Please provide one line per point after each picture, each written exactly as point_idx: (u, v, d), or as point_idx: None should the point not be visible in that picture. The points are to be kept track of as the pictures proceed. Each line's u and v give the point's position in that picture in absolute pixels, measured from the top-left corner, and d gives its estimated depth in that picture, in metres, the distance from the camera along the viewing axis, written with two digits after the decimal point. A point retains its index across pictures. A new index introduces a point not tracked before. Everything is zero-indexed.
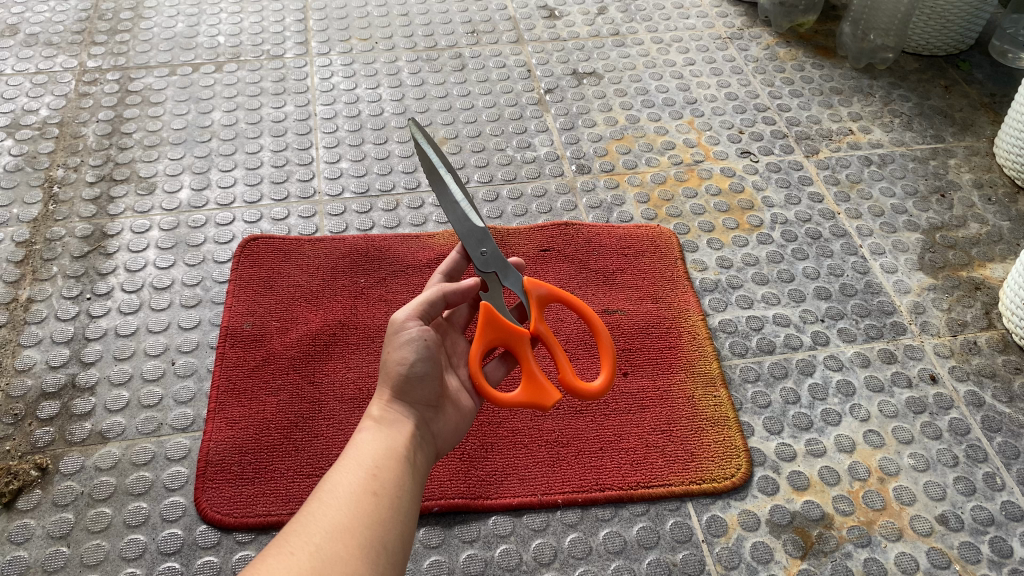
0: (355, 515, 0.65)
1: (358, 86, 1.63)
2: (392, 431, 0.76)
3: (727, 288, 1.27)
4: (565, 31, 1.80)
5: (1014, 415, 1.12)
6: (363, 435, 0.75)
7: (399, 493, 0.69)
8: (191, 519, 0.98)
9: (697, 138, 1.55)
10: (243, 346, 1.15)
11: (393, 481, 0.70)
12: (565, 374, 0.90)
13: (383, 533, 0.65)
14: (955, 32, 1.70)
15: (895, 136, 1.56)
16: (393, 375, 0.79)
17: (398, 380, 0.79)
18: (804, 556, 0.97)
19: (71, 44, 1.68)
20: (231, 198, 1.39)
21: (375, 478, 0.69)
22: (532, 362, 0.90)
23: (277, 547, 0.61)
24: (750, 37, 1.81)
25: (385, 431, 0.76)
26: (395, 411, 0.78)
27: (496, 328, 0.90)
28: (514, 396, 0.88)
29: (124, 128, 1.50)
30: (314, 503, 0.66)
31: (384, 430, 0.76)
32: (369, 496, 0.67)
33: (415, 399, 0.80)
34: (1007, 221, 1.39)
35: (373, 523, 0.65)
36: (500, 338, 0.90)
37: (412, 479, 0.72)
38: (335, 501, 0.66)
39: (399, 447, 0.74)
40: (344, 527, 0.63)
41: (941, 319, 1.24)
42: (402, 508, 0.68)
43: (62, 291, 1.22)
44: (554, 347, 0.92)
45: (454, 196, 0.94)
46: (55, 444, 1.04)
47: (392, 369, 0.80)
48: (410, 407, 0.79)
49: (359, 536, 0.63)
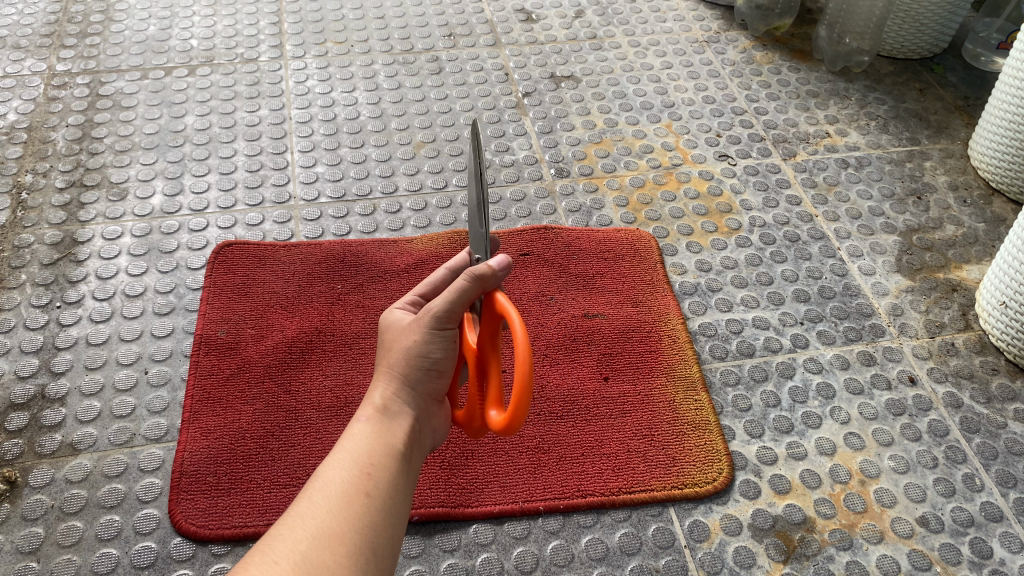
0: (344, 518, 0.61)
1: (334, 89, 1.61)
2: (392, 425, 0.71)
3: (707, 291, 1.27)
4: (543, 34, 1.80)
5: (993, 415, 1.13)
6: (362, 423, 0.70)
7: (393, 492, 0.65)
8: (166, 532, 0.96)
9: (675, 142, 1.54)
10: (217, 354, 1.13)
11: (388, 480, 0.66)
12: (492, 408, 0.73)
13: (373, 539, 0.61)
14: (929, 36, 1.71)
15: (871, 138, 1.57)
16: (409, 363, 0.74)
17: (413, 370, 0.74)
18: (787, 560, 0.97)
19: (39, 47, 1.65)
20: (205, 203, 1.36)
21: (369, 477, 0.65)
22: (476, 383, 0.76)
23: (261, 554, 0.57)
24: (726, 40, 1.81)
25: (386, 422, 0.71)
26: (399, 403, 0.73)
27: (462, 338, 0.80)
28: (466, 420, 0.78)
29: (94, 132, 1.47)
30: (302, 502, 0.62)
31: (385, 422, 0.71)
32: (360, 496, 0.63)
33: (421, 391, 0.75)
34: (982, 223, 1.40)
35: (363, 527, 0.61)
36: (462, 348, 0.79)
37: (407, 479, 0.68)
38: (324, 503, 0.62)
39: (397, 443, 0.70)
40: (332, 532, 0.60)
41: (919, 320, 1.24)
42: (393, 510, 0.64)
43: (31, 299, 1.19)
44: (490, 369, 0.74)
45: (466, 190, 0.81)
46: (25, 456, 1.01)
47: (408, 355, 0.74)
48: (416, 398, 0.75)
49: (347, 540, 0.59)
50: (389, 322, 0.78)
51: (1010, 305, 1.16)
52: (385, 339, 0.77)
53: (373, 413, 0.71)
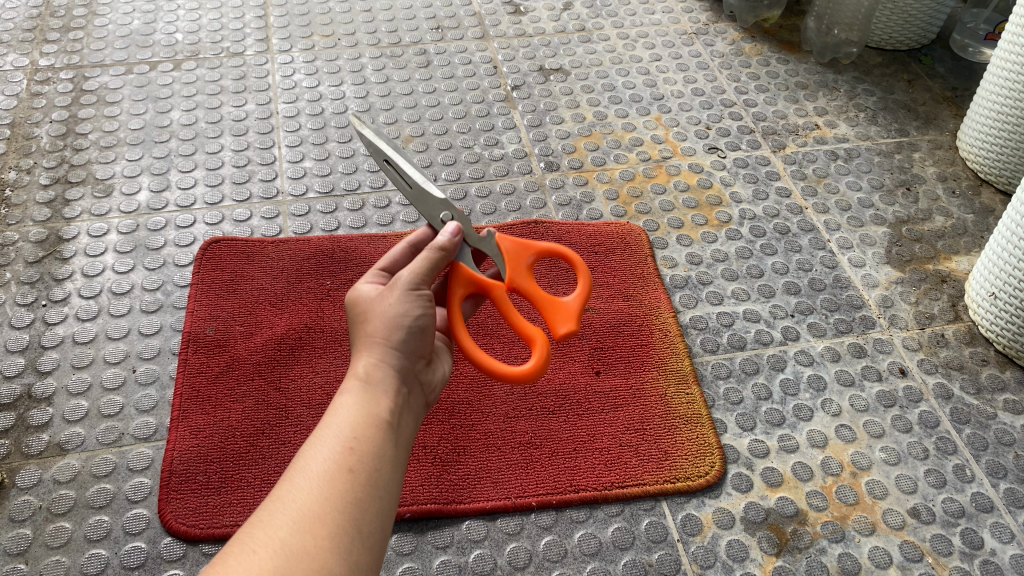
0: (327, 498, 0.59)
1: (321, 83, 1.60)
2: (378, 392, 0.69)
3: (697, 285, 1.27)
4: (531, 26, 1.79)
5: (982, 406, 1.13)
6: (347, 394, 0.68)
7: (378, 464, 0.63)
8: (156, 532, 0.95)
9: (665, 134, 1.54)
10: (206, 352, 1.12)
11: (373, 452, 0.64)
12: (546, 306, 0.92)
13: (359, 519, 0.59)
14: (918, 26, 1.71)
15: (861, 130, 1.57)
16: (389, 326, 0.74)
17: (395, 332, 0.74)
18: (779, 553, 0.97)
19: (22, 42, 1.63)
20: (192, 199, 1.35)
21: (352, 450, 0.63)
22: (537, 290, 0.92)
23: (241, 545, 0.55)
24: (715, 32, 1.81)
25: (371, 390, 0.69)
26: (384, 367, 0.71)
27: (515, 245, 0.93)
28: (569, 304, 0.91)
29: (79, 128, 1.46)
30: (284, 485, 0.60)
31: (370, 390, 0.69)
32: (344, 472, 0.61)
33: (405, 351, 0.74)
34: (971, 214, 1.41)
35: (348, 505, 0.59)
36: (523, 254, 0.93)
37: (394, 448, 0.66)
38: (308, 485, 0.60)
39: (383, 411, 0.68)
40: (314, 515, 0.58)
41: (908, 312, 1.25)
42: (380, 482, 0.62)
43: (16, 298, 1.18)
44: (511, 314, 0.88)
45: (417, 178, 0.89)
46: (11, 457, 1.00)
47: (387, 317, 0.74)
48: (401, 359, 0.73)
49: (330, 522, 0.57)
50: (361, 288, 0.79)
51: (1000, 296, 1.16)
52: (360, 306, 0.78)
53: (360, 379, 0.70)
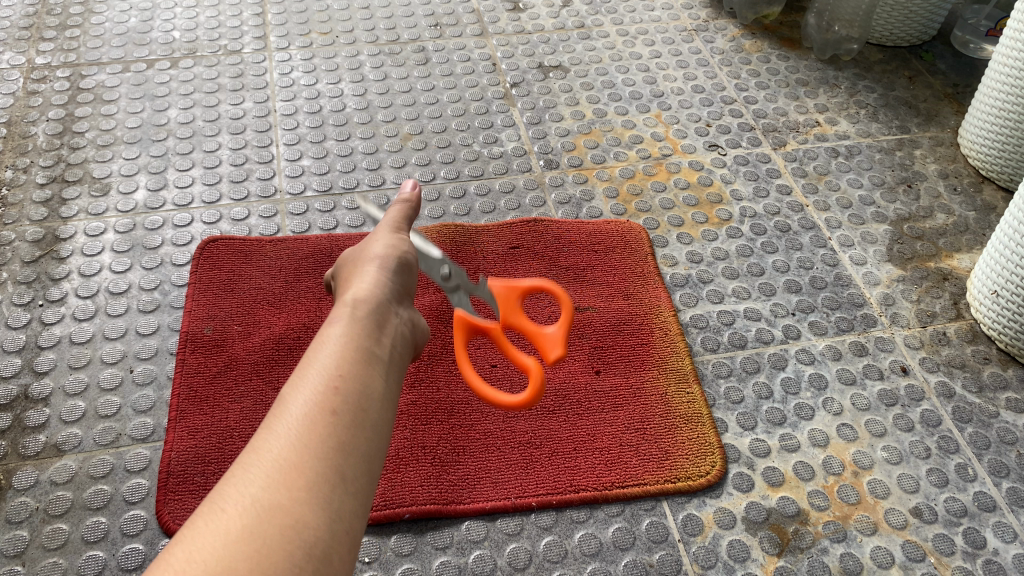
0: (307, 443, 0.52)
1: (319, 81, 1.59)
2: (363, 334, 0.63)
3: (698, 283, 1.26)
4: (530, 23, 1.78)
5: (984, 405, 1.12)
6: (330, 337, 0.62)
7: (364, 403, 0.56)
8: (153, 534, 0.94)
9: (665, 132, 1.53)
10: (204, 352, 1.11)
11: (359, 390, 0.57)
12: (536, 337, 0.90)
13: (345, 464, 0.52)
14: (919, 23, 1.71)
15: (861, 127, 1.56)
16: (364, 289, 0.70)
17: (374, 294, 0.69)
18: (781, 553, 0.96)
19: (18, 40, 1.62)
20: (190, 198, 1.34)
21: (336, 391, 0.56)
22: (526, 322, 0.90)
23: (211, 503, 0.49)
24: (715, 29, 1.80)
25: (357, 332, 0.63)
26: (366, 313, 0.66)
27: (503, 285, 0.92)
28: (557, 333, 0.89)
29: (76, 127, 1.45)
30: (260, 435, 0.53)
31: (356, 333, 0.63)
32: (325, 415, 0.54)
33: (385, 304, 0.69)
34: (972, 212, 1.40)
35: (332, 449, 0.52)
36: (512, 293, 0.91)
37: (383, 386, 0.60)
38: (284, 432, 0.53)
39: (370, 352, 0.62)
40: (293, 463, 0.51)
41: (910, 310, 1.24)
42: (367, 423, 0.56)
43: (12, 298, 1.17)
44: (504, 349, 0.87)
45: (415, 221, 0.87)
46: (8, 458, 1.00)
47: (364, 285, 0.71)
48: (382, 310, 0.68)
49: (309, 469, 0.50)
50: (348, 266, 0.78)
51: (1002, 294, 1.15)
52: (349, 279, 0.75)
53: (339, 323, 0.64)
